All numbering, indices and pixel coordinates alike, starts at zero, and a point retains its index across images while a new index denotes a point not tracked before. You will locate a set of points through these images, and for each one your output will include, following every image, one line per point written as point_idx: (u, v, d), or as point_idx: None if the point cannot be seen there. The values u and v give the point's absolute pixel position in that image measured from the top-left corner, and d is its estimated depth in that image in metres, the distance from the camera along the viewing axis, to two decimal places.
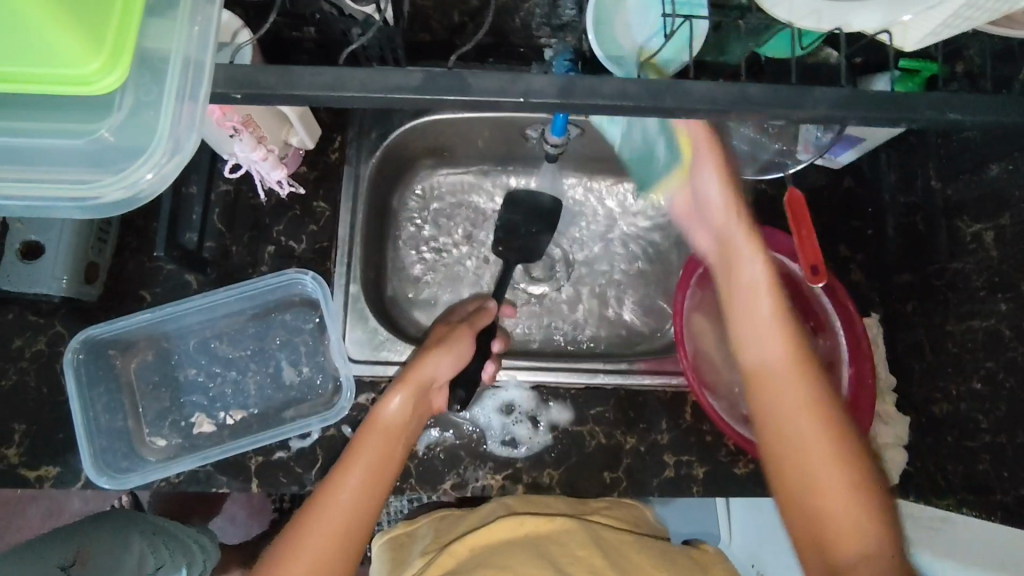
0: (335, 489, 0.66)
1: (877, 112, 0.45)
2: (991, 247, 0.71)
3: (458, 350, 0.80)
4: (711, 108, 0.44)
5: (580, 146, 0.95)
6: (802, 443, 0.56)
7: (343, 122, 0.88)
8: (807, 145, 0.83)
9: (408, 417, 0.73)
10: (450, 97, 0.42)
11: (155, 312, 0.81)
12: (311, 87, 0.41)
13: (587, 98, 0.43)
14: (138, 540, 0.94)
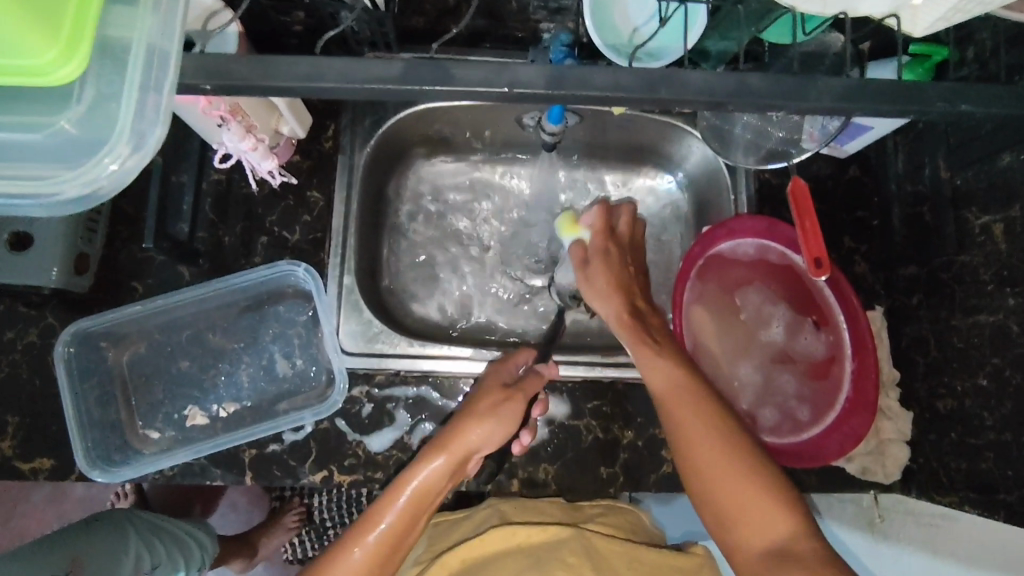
0: (343, 557, 0.63)
1: (889, 103, 0.44)
2: (1000, 240, 0.69)
3: (507, 424, 0.69)
4: (708, 100, 0.43)
5: (579, 134, 0.93)
6: (706, 467, 0.61)
7: (336, 109, 0.86)
8: (812, 133, 0.79)
9: (437, 490, 0.66)
10: (433, 88, 0.42)
11: (145, 304, 0.80)
12: (290, 80, 0.42)
13: (580, 90, 0.43)
14: (135, 538, 0.95)
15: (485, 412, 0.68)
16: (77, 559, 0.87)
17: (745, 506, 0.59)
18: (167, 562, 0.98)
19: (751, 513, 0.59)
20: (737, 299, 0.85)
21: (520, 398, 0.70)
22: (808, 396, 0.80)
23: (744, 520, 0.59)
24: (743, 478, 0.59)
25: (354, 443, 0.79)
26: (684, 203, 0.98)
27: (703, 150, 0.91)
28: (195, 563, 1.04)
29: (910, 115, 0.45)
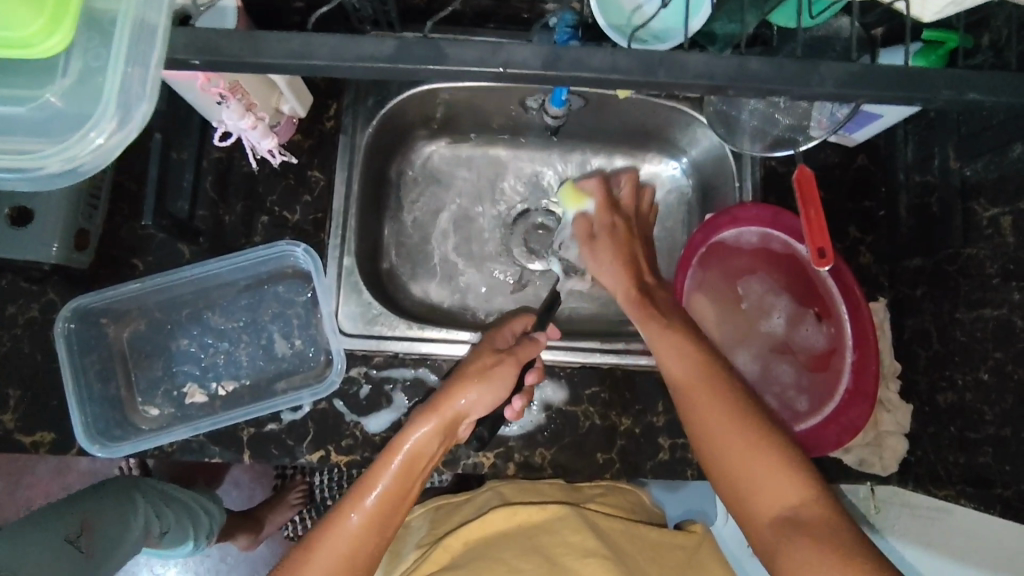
0: (340, 523, 0.64)
1: (891, 90, 0.43)
2: (1007, 233, 0.68)
3: (499, 385, 0.72)
4: (706, 83, 0.42)
5: (583, 117, 0.92)
6: (732, 437, 0.62)
7: (339, 89, 0.86)
8: (822, 121, 0.78)
9: (427, 453, 0.68)
10: (425, 67, 0.42)
11: (143, 282, 0.80)
12: (273, 54, 0.41)
13: (575, 71, 0.42)
14: (143, 503, 0.97)
15: (474, 377, 0.72)
16: (85, 526, 0.89)
17: (769, 478, 0.60)
18: (176, 526, 1.02)
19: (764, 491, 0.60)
20: (738, 288, 0.84)
21: (512, 360, 0.74)
22: (805, 386, 0.80)
23: (751, 484, 0.60)
24: (761, 451, 0.60)
25: (351, 424, 0.79)
26: (689, 190, 0.97)
27: (709, 136, 0.90)
28: (204, 528, 1.08)
29: (917, 103, 0.44)
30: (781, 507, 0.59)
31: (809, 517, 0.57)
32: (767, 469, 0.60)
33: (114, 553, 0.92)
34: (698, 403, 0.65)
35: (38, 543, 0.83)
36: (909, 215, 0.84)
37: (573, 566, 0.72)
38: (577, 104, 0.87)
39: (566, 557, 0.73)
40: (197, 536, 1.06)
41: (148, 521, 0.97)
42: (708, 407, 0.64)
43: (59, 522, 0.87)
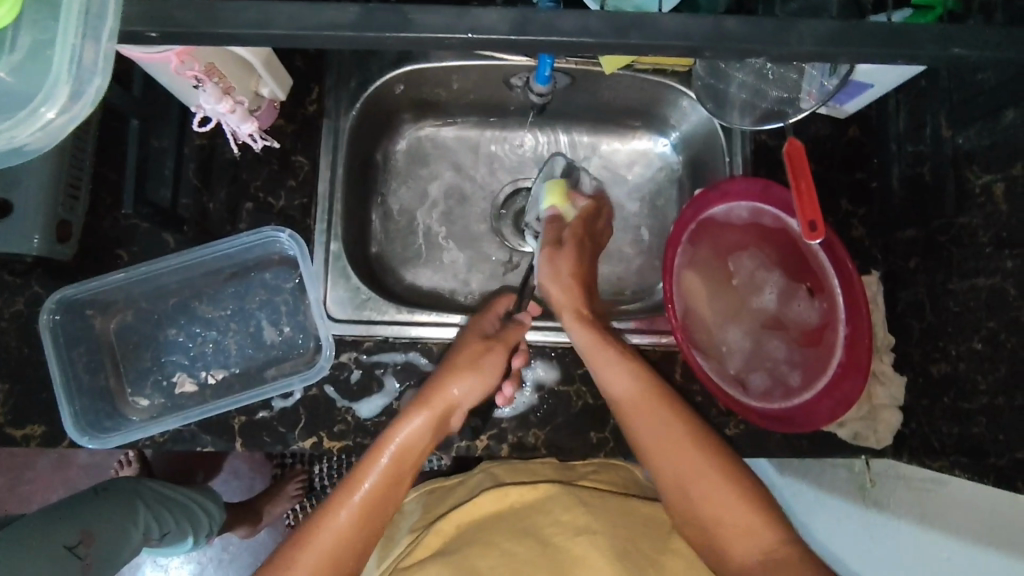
0: (330, 518, 0.65)
1: (873, 50, 0.42)
2: (1000, 200, 0.67)
3: (488, 374, 0.74)
4: (683, 44, 0.42)
5: (570, 95, 0.90)
6: (694, 478, 0.68)
7: (322, 71, 0.84)
8: (812, 94, 0.77)
9: (417, 447, 0.69)
10: (390, 34, 0.42)
11: (128, 272, 0.79)
12: (234, 25, 0.41)
13: (544, 35, 0.42)
14: (143, 510, 1.01)
15: (464, 367, 0.74)
16: (84, 536, 0.93)
17: (721, 511, 0.67)
18: (176, 530, 1.06)
19: (720, 516, 0.66)
20: (730, 264, 0.83)
21: (499, 348, 0.77)
22: (798, 361, 0.80)
23: (717, 520, 0.67)
24: (722, 489, 0.67)
25: (343, 409, 0.79)
26: (680, 167, 0.96)
27: (697, 110, 0.88)
28: (203, 530, 1.12)
29: (901, 61, 0.43)
30: (745, 545, 0.65)
31: (779, 550, 0.63)
32: (730, 501, 0.67)
33: (111, 559, 0.97)
34: (659, 443, 0.70)
35: (39, 552, 0.87)
36: (901, 186, 0.83)
37: (563, 543, 0.72)
38: (563, 81, 0.85)
39: (559, 536, 0.73)
40: (196, 536, 1.11)
41: (149, 528, 1.00)
42: (666, 444, 0.70)
43: (60, 529, 0.91)
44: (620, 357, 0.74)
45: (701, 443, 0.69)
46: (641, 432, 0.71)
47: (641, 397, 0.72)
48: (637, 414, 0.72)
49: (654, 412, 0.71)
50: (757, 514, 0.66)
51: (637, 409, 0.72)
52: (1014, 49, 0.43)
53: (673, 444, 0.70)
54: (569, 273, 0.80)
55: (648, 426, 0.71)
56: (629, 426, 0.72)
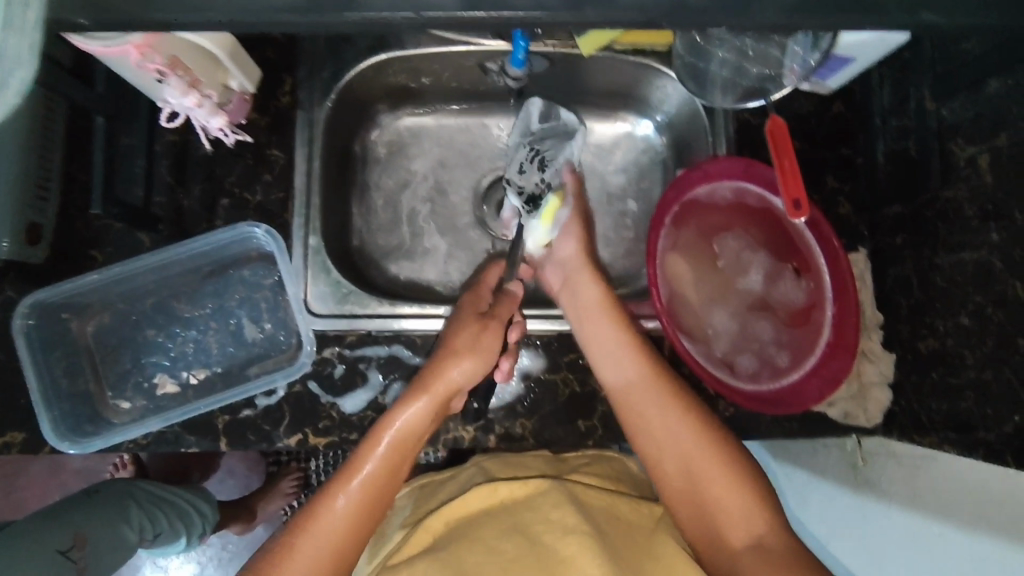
0: (330, 505, 0.64)
1: (837, 17, 0.41)
2: (984, 172, 0.66)
3: (488, 356, 0.72)
4: (641, 16, 0.41)
5: (549, 79, 0.89)
6: (700, 473, 0.68)
7: (294, 62, 0.83)
8: (793, 69, 0.76)
9: (417, 431, 0.68)
10: (336, 15, 0.41)
11: (103, 273, 0.78)
12: (173, 10, 0.41)
13: (497, 11, 0.41)
14: (136, 510, 1.00)
15: (464, 349, 0.71)
16: (76, 541, 0.92)
17: (711, 481, 0.67)
18: (170, 531, 1.04)
19: (709, 486, 0.67)
20: (715, 246, 0.82)
21: (496, 327, 0.74)
22: (785, 341, 0.79)
23: (705, 492, 0.67)
24: (731, 490, 0.66)
25: (327, 405, 0.78)
26: (664, 149, 0.94)
27: (679, 90, 0.87)
28: (196, 530, 1.10)
29: (869, 27, 0.42)
30: (734, 520, 0.65)
31: (768, 537, 0.63)
32: (738, 506, 0.66)
33: (105, 562, 0.97)
34: (663, 443, 0.70)
35: (33, 557, 0.86)
36: (887, 161, 0.81)
37: (552, 543, 0.71)
38: (540, 63, 0.84)
39: (548, 534, 0.72)
40: (189, 536, 1.08)
41: (142, 528, 0.99)
42: (659, 416, 0.71)
43: (52, 534, 0.90)
44: (632, 356, 0.75)
45: (706, 443, 0.68)
46: (642, 431, 0.72)
47: (646, 390, 0.73)
48: (639, 406, 0.73)
49: (659, 407, 0.72)
50: (757, 511, 0.65)
51: (637, 407, 0.73)
52: (983, 12, 0.42)
53: (676, 443, 0.70)
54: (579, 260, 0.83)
55: (652, 423, 0.71)
56: (631, 420, 0.73)
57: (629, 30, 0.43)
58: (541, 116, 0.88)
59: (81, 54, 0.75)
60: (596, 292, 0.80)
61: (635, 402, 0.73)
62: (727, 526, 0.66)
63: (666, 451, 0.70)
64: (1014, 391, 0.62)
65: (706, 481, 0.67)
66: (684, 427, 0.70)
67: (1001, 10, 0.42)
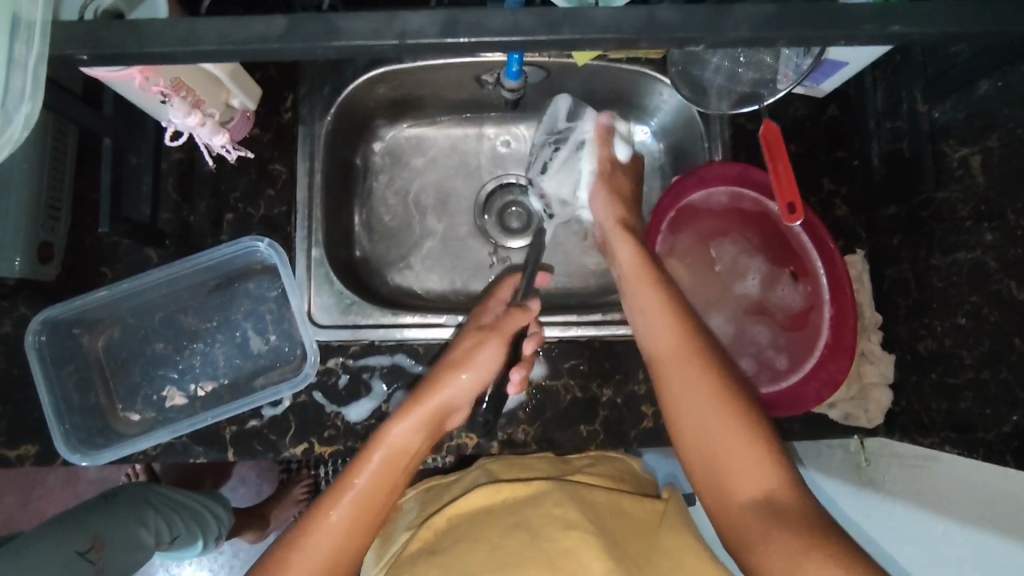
0: (320, 521, 0.63)
1: (804, 32, 0.43)
2: (976, 173, 0.67)
3: (484, 371, 0.72)
4: (616, 36, 0.43)
5: (545, 87, 0.90)
6: (715, 428, 0.61)
7: (294, 79, 0.84)
8: (786, 74, 0.76)
9: (410, 447, 0.68)
10: (321, 43, 0.43)
11: (112, 289, 0.80)
12: (163, 43, 0.42)
13: (474, 34, 0.43)
14: (153, 513, 1.02)
15: (460, 362, 0.71)
16: (94, 542, 0.93)
17: (732, 453, 0.60)
18: (186, 533, 1.07)
19: (728, 451, 0.60)
20: (712, 250, 0.83)
21: (497, 340, 0.74)
22: (783, 344, 0.79)
23: (726, 462, 0.60)
24: (748, 453, 0.59)
25: (332, 414, 0.79)
26: (661, 155, 0.95)
27: (675, 96, 0.87)
28: (212, 534, 1.13)
29: (841, 41, 0.44)
30: (754, 495, 0.58)
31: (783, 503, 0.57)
32: (755, 467, 0.59)
33: (123, 564, 0.97)
34: (685, 396, 0.63)
35: (48, 559, 0.87)
36: (882, 163, 0.82)
37: (555, 537, 0.72)
38: (535, 74, 0.85)
39: (548, 528, 0.73)
40: (205, 538, 1.12)
41: (158, 530, 1.02)
42: (680, 367, 0.64)
43: (70, 536, 0.91)
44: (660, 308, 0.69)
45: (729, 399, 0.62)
46: (665, 382, 0.65)
47: (672, 348, 0.66)
48: (662, 357, 0.66)
49: (681, 363, 0.64)
50: (776, 476, 0.58)
51: (662, 357, 0.66)
52: (950, 24, 0.43)
53: (697, 397, 0.62)
54: (614, 221, 0.81)
55: (673, 372, 0.64)
56: (657, 372, 0.66)
57: (605, 49, 0.45)
58: (569, 113, 0.87)
59: (88, 77, 0.77)
60: (633, 254, 0.76)
61: (659, 354, 0.66)
62: (741, 488, 0.59)
63: (685, 409, 0.63)
64: (1012, 390, 0.62)
65: (724, 447, 0.60)
66: (708, 382, 0.63)
67: (966, 19, 0.43)
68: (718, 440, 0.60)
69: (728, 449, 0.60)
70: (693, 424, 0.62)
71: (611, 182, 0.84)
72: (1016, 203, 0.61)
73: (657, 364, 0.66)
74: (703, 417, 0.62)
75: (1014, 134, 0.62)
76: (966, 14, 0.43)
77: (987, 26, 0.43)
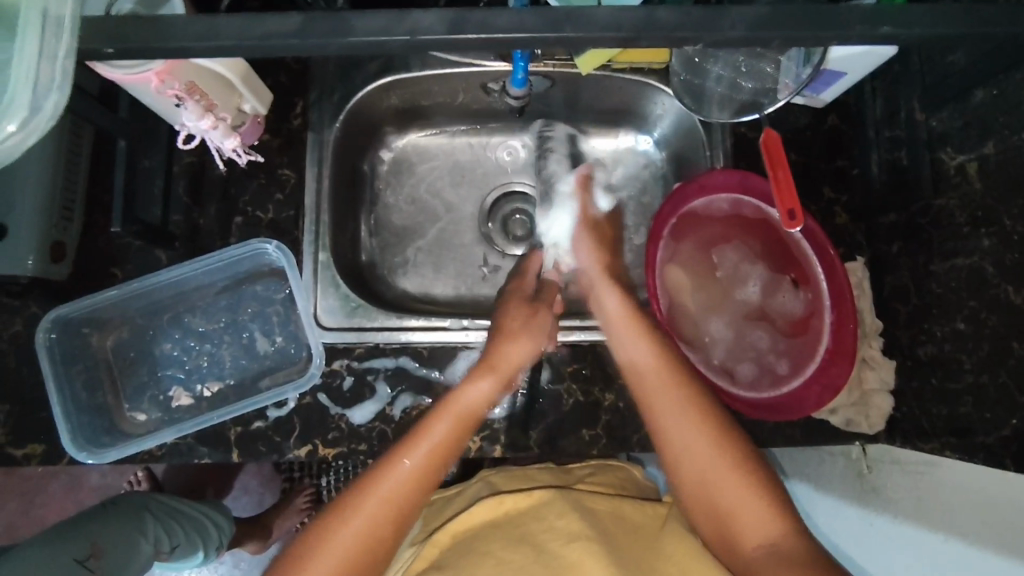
0: (387, 474, 0.62)
1: (796, 30, 0.44)
2: (974, 179, 0.68)
3: (540, 335, 0.75)
4: (616, 35, 0.44)
5: (549, 97, 0.92)
6: (711, 468, 0.64)
7: (305, 85, 0.86)
8: (787, 85, 0.78)
9: (483, 407, 0.69)
10: (332, 41, 0.45)
11: (122, 288, 0.81)
12: (184, 36, 0.44)
13: (481, 33, 0.44)
14: (153, 522, 1.02)
15: (519, 330, 0.74)
16: (93, 551, 0.94)
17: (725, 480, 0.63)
18: (186, 542, 1.07)
19: (722, 483, 0.63)
20: (714, 257, 0.84)
21: (546, 311, 0.78)
22: (783, 349, 0.80)
23: (721, 490, 0.63)
24: (744, 496, 0.62)
25: (336, 416, 0.80)
26: (664, 164, 0.96)
27: (676, 106, 0.89)
28: (212, 542, 1.13)
29: (834, 42, 0.45)
30: (752, 527, 0.61)
31: (782, 540, 0.60)
32: (750, 505, 0.62)
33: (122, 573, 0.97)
34: (681, 439, 0.65)
35: (46, 560, 0.88)
36: (882, 171, 0.83)
37: (559, 551, 0.72)
38: (540, 84, 0.87)
39: (552, 541, 0.73)
40: (206, 548, 1.12)
41: (158, 539, 1.02)
42: (670, 406, 0.67)
43: (69, 545, 0.92)
44: (644, 340, 0.72)
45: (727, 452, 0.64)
46: (659, 425, 0.67)
47: (664, 385, 0.68)
48: (654, 398, 0.68)
49: (676, 404, 0.66)
50: (772, 513, 0.61)
51: (656, 390, 0.68)
52: (940, 22, 0.44)
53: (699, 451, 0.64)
54: (598, 270, 0.81)
55: (668, 411, 0.66)
56: (645, 405, 0.68)
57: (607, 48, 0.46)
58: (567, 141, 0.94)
59: (105, 82, 0.79)
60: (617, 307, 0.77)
61: (651, 394, 0.68)
62: (742, 528, 0.62)
63: (672, 437, 0.66)
64: (1011, 394, 0.63)
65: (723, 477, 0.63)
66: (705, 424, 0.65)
67: (954, 20, 0.45)
68: (714, 471, 0.64)
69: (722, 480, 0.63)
70: (694, 457, 0.64)
71: (595, 236, 0.84)
72: (1012, 208, 0.62)
73: (646, 394, 0.68)
74: (699, 450, 0.64)
75: (1009, 141, 0.63)
76: (955, 14, 0.44)
77: (972, 26, 0.44)
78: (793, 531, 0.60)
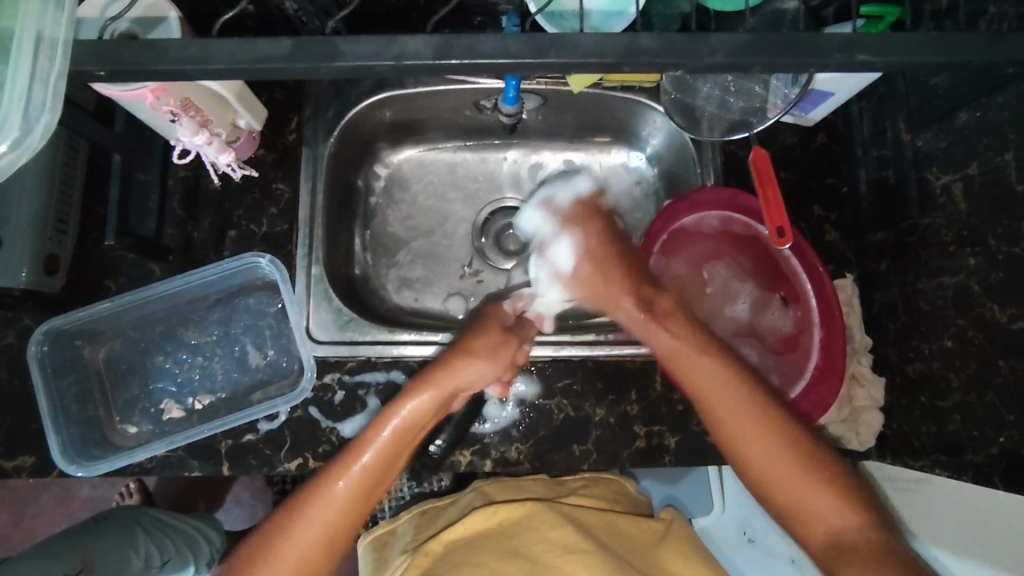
0: (327, 486, 0.63)
1: (777, 56, 0.45)
2: (958, 199, 0.69)
3: (500, 366, 0.72)
4: (600, 61, 0.45)
5: (541, 116, 0.93)
6: (765, 458, 0.65)
7: (300, 101, 0.87)
8: (777, 104, 0.79)
9: (421, 423, 0.67)
10: (322, 64, 0.45)
11: (115, 301, 0.81)
12: (175, 60, 0.45)
13: (468, 58, 0.45)
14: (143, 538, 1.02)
15: (480, 352, 0.71)
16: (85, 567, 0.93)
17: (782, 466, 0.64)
18: (177, 558, 1.06)
19: (783, 470, 0.64)
20: (704, 273, 0.85)
21: (513, 343, 0.74)
22: (772, 367, 0.80)
23: (781, 480, 0.64)
24: (812, 490, 0.63)
25: (328, 430, 0.80)
26: (656, 180, 0.97)
27: (668, 123, 0.90)
28: (204, 558, 1.12)
29: (813, 69, 0.46)
30: (821, 521, 0.62)
31: (849, 532, 0.61)
32: (815, 496, 0.63)
33: None
34: (732, 420, 0.67)
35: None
36: (870, 190, 0.84)
37: (554, 562, 0.73)
38: (534, 101, 0.88)
39: (548, 554, 0.74)
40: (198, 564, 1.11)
41: (148, 554, 1.02)
42: (713, 391, 0.68)
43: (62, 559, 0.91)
44: (676, 327, 0.73)
45: (786, 450, 0.64)
46: (725, 424, 0.68)
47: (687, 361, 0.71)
48: (697, 375, 0.69)
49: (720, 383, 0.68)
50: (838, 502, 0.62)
51: (692, 370, 0.70)
52: (916, 50, 0.45)
53: (769, 453, 0.65)
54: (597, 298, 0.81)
55: (715, 392, 0.68)
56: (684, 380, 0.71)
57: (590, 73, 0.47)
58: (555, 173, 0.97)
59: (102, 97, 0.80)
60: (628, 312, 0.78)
61: (693, 377, 0.70)
62: (807, 522, 0.63)
63: (721, 422, 0.68)
64: (996, 412, 0.63)
65: (783, 467, 0.64)
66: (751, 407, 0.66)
67: (932, 49, 0.45)
68: (772, 458, 0.64)
69: (781, 462, 0.64)
70: (743, 444, 0.66)
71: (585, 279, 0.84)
72: (997, 228, 0.63)
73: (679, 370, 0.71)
74: (749, 436, 0.66)
75: (992, 161, 0.64)
76: (932, 43, 0.45)
77: (948, 55, 0.45)
78: (858, 516, 0.61)
